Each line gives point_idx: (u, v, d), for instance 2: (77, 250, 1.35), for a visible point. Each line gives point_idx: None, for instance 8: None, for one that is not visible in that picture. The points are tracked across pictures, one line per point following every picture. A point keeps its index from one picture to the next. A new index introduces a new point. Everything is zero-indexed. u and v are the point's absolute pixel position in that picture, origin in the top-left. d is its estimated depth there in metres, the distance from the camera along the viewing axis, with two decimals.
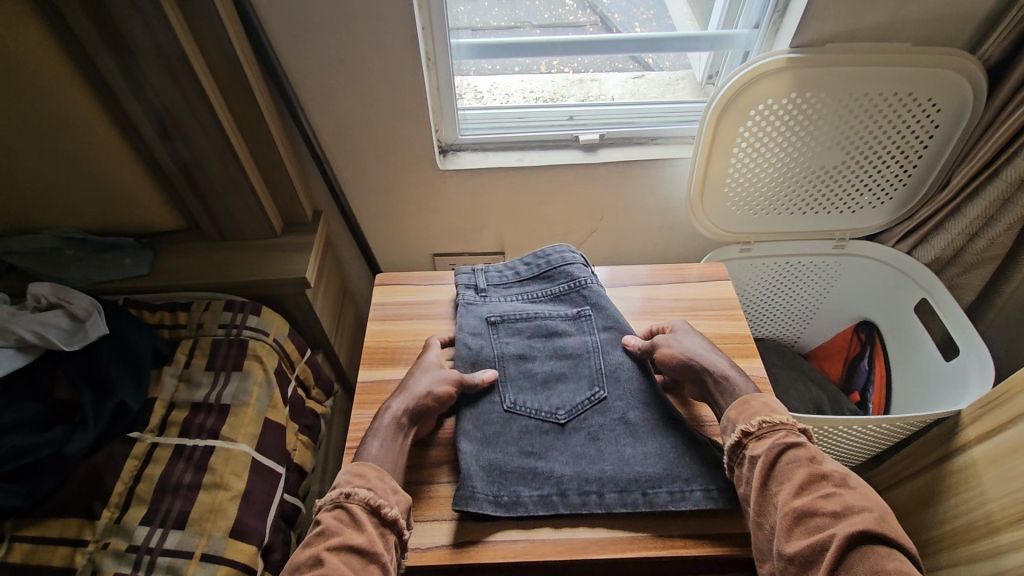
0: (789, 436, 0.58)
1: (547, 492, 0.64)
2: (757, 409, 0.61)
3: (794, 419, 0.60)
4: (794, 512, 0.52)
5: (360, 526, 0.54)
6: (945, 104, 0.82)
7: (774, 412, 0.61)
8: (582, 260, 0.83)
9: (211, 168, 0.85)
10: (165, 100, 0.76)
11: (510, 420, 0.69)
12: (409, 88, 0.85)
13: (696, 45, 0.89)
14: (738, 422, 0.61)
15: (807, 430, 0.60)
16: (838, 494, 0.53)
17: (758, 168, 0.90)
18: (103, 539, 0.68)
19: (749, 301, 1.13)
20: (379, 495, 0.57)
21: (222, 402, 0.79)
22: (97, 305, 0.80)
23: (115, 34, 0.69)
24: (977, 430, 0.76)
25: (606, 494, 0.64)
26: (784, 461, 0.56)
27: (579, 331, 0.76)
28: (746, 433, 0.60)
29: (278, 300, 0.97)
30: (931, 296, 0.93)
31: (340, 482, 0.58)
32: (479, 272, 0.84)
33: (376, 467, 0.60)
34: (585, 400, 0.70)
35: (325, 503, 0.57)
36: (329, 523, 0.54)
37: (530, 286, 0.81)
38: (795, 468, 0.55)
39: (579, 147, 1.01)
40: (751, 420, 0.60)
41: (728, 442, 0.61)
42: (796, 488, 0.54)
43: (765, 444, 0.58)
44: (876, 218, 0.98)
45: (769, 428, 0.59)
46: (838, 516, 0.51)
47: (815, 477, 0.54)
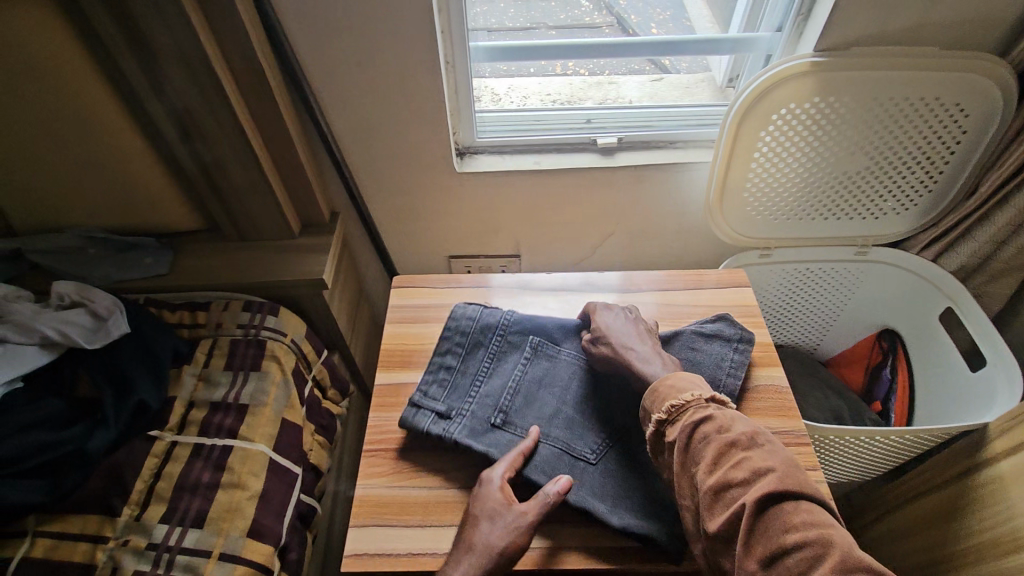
0: (695, 413, 0.57)
1: (654, 489, 0.64)
2: (665, 394, 0.61)
3: (699, 393, 0.59)
4: (709, 491, 0.51)
5: None
6: (973, 109, 0.80)
7: (680, 392, 0.60)
8: (479, 308, 0.79)
9: (232, 169, 0.86)
10: (187, 101, 0.77)
11: (580, 465, 0.66)
12: (428, 89, 0.85)
13: (716, 48, 0.89)
14: (653, 411, 0.61)
15: (715, 399, 0.59)
16: (746, 460, 0.52)
17: (778, 172, 0.89)
18: (123, 536, 0.68)
19: (768, 308, 1.12)
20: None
21: (240, 402, 0.80)
22: (119, 304, 0.81)
23: (139, 36, 0.70)
24: (1004, 443, 0.74)
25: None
26: (695, 440, 0.55)
27: (550, 359, 0.74)
28: (661, 421, 0.59)
29: (295, 301, 0.97)
30: (957, 306, 0.91)
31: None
32: (420, 401, 0.72)
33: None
34: (613, 409, 0.70)
35: None
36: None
37: (471, 366, 0.75)
38: (704, 445, 0.55)
39: (596, 151, 1.00)
40: (663, 407, 0.60)
41: (649, 434, 0.61)
42: (707, 466, 0.53)
43: (677, 428, 0.58)
44: (899, 223, 0.96)
45: (679, 411, 0.58)
46: (748, 482, 0.50)
47: (723, 449, 0.53)
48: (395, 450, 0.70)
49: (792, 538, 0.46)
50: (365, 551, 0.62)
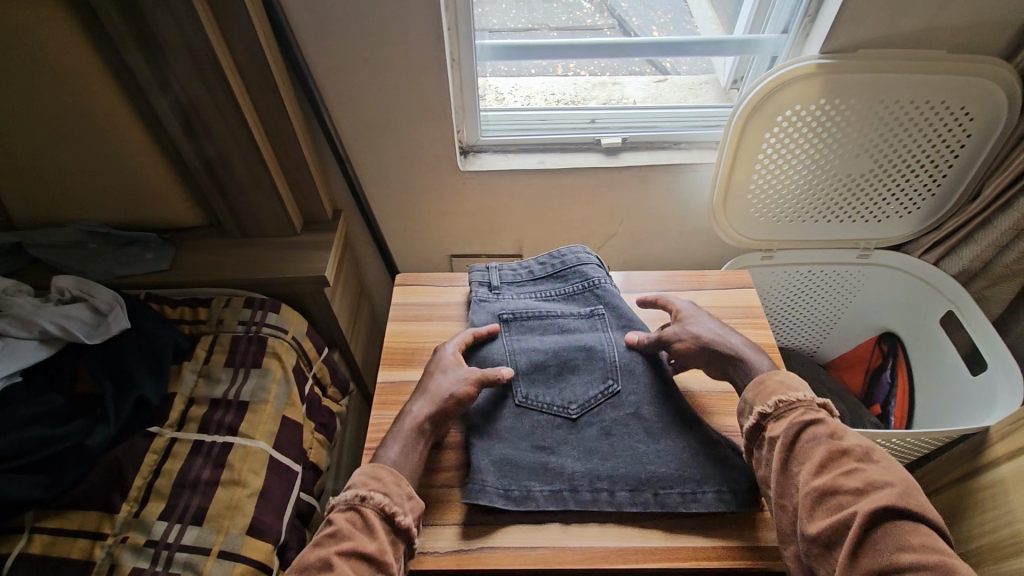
0: (806, 414, 0.57)
1: (558, 487, 0.64)
2: (773, 389, 0.61)
3: (812, 396, 0.59)
4: (815, 492, 0.51)
5: (372, 533, 0.53)
6: (978, 113, 0.80)
7: (791, 390, 0.60)
8: (596, 262, 0.81)
9: (235, 165, 0.86)
10: (191, 96, 0.77)
11: (522, 415, 0.68)
12: (433, 88, 0.85)
13: (721, 50, 0.88)
14: (756, 404, 0.61)
15: (826, 406, 0.59)
16: (860, 470, 0.52)
17: (783, 174, 0.89)
18: (122, 533, 0.68)
19: (769, 310, 1.12)
20: (394, 501, 0.56)
21: (241, 399, 0.80)
22: (120, 299, 0.81)
23: (146, 30, 0.70)
24: (1006, 447, 0.74)
25: (617, 492, 0.64)
26: (803, 440, 0.55)
27: (592, 327, 0.75)
28: (763, 414, 0.59)
29: (297, 298, 0.97)
30: (957, 308, 0.91)
31: (356, 483, 0.57)
32: (493, 270, 0.83)
33: (393, 470, 0.59)
34: (597, 394, 0.69)
35: (339, 503, 0.56)
36: (342, 525, 0.53)
37: (544, 285, 0.80)
38: (814, 447, 0.54)
39: (600, 151, 1.00)
40: (769, 401, 0.60)
41: (747, 425, 0.61)
42: (815, 467, 0.53)
43: (783, 425, 0.57)
44: (901, 227, 0.97)
45: (787, 408, 0.58)
46: (860, 492, 0.50)
47: (836, 454, 0.53)
48: None
49: (906, 556, 0.46)
50: None
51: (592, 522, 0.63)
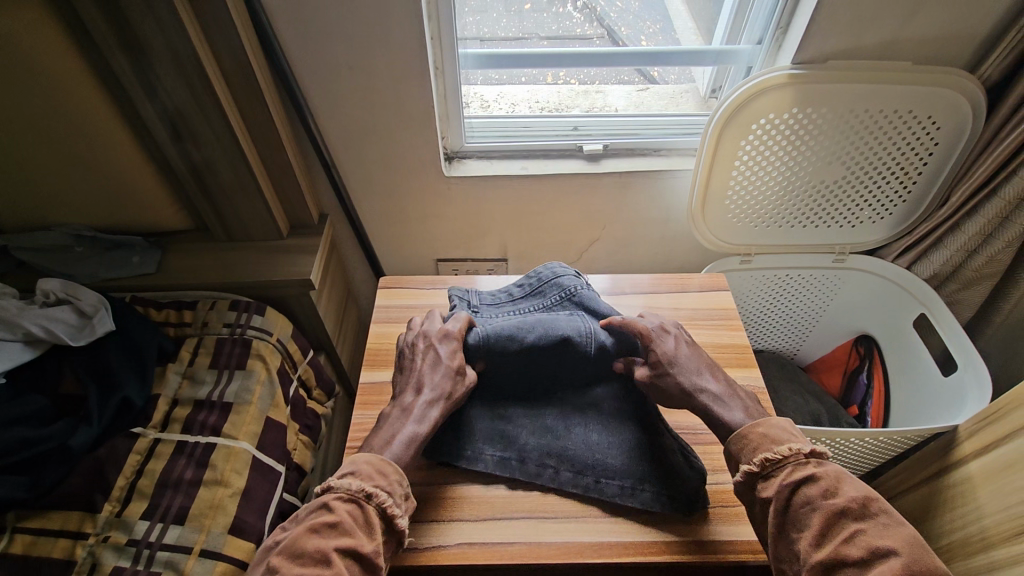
0: (796, 472, 0.54)
1: (509, 455, 0.67)
2: (758, 444, 0.57)
3: (799, 446, 0.55)
4: (819, 566, 0.49)
5: (371, 531, 0.52)
6: (944, 122, 0.83)
7: (776, 444, 0.56)
8: (572, 273, 0.79)
9: (221, 170, 0.87)
10: (178, 102, 0.78)
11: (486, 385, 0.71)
12: (419, 95, 0.87)
13: (700, 61, 0.91)
14: (743, 461, 0.57)
15: (815, 453, 0.55)
16: (860, 534, 0.49)
17: (759, 181, 0.91)
18: (104, 532, 0.68)
19: (748, 313, 1.14)
20: (395, 501, 0.54)
21: (225, 400, 0.80)
22: (105, 302, 0.81)
23: (133, 37, 0.71)
24: (973, 445, 0.76)
25: (562, 472, 0.66)
26: (796, 505, 0.52)
27: (571, 318, 0.70)
28: (751, 474, 0.56)
29: (284, 302, 0.98)
30: (929, 311, 0.94)
31: (361, 473, 0.54)
32: (472, 293, 0.81)
33: (397, 467, 0.57)
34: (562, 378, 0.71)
35: (342, 492, 0.53)
36: (344, 518, 0.51)
37: (523, 304, 0.78)
38: (809, 511, 0.52)
39: (582, 157, 1.03)
40: (754, 459, 0.56)
41: (737, 482, 0.57)
42: (814, 537, 0.50)
43: (774, 485, 0.54)
44: (875, 233, 0.99)
45: (774, 466, 0.55)
46: (865, 564, 0.48)
47: (832, 518, 0.50)
48: None
49: None
50: None
51: (570, 519, 0.64)
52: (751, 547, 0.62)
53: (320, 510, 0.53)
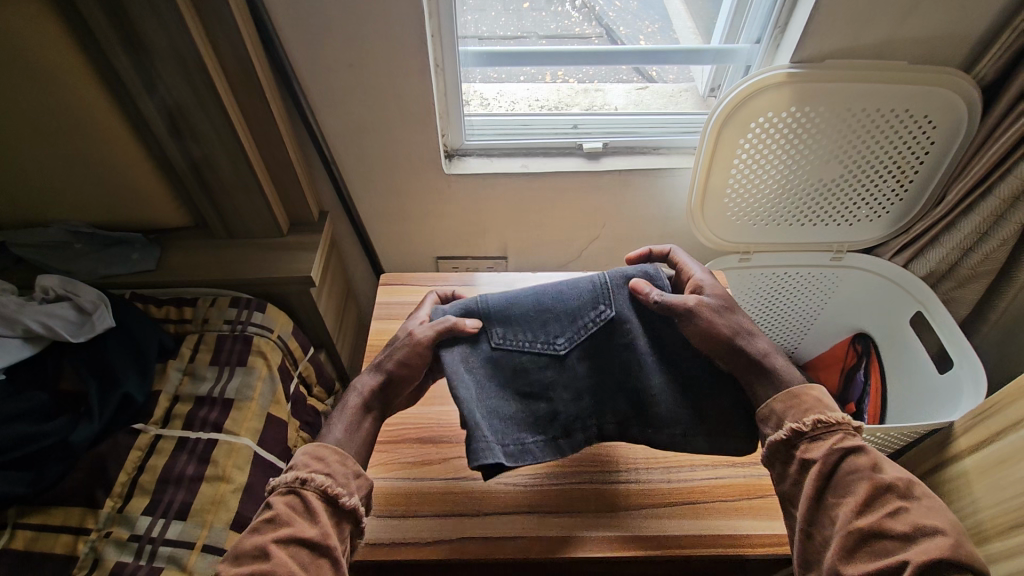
0: (847, 440, 0.55)
1: (552, 434, 0.63)
2: (810, 405, 0.57)
3: (849, 418, 0.57)
4: (859, 533, 0.50)
5: (314, 516, 0.52)
6: (941, 121, 0.84)
7: (829, 410, 0.57)
8: None
9: (221, 166, 0.87)
10: (179, 98, 0.78)
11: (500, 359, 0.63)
12: (419, 93, 0.87)
13: (698, 59, 0.92)
14: (789, 419, 0.58)
15: (860, 429, 0.57)
16: (904, 511, 0.51)
17: (758, 178, 0.92)
18: (105, 528, 0.68)
19: (746, 312, 1.15)
20: (337, 482, 0.54)
21: (226, 396, 0.80)
22: (105, 298, 0.81)
23: (135, 35, 0.71)
24: (969, 440, 0.77)
25: (605, 428, 0.64)
26: (843, 471, 0.53)
27: None
28: (798, 433, 0.56)
29: (283, 299, 0.98)
30: (926, 309, 0.95)
31: (296, 464, 0.55)
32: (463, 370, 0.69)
33: (337, 449, 0.57)
34: (587, 326, 0.64)
35: (279, 487, 0.54)
36: (281, 510, 0.52)
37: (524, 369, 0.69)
38: (856, 480, 0.53)
39: (582, 155, 1.03)
40: (804, 419, 0.57)
41: (776, 440, 0.58)
42: (858, 505, 0.51)
43: (821, 448, 0.55)
44: (872, 231, 1.00)
45: (824, 429, 0.56)
46: (907, 539, 0.49)
47: (878, 490, 0.52)
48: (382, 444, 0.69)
49: None
50: None
51: (573, 513, 0.65)
52: (750, 540, 0.63)
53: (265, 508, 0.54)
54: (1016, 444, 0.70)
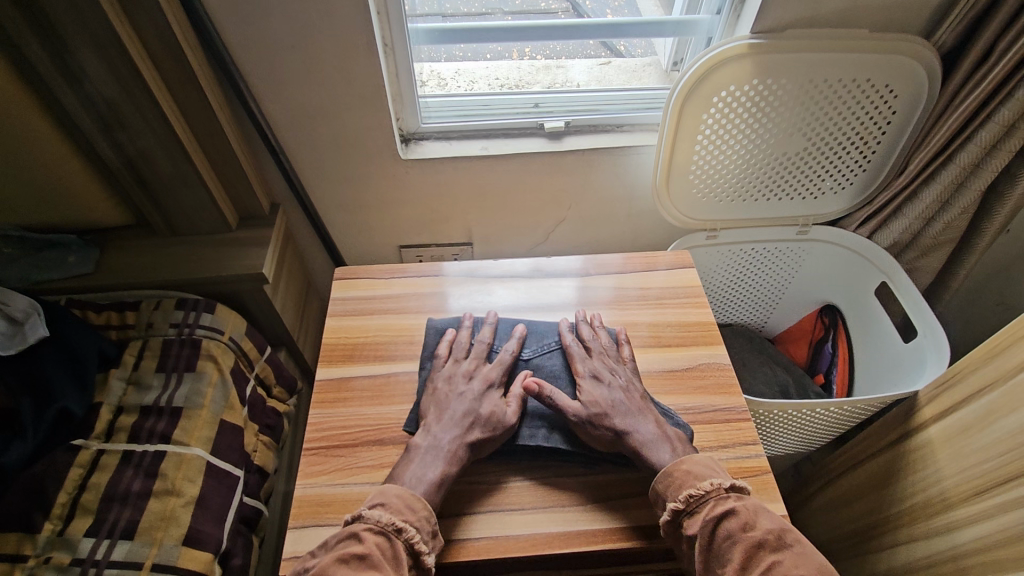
0: (716, 506, 0.55)
1: None
2: (682, 481, 0.58)
3: (719, 482, 0.57)
4: None
5: (399, 567, 0.52)
6: (901, 90, 0.83)
7: (699, 480, 0.57)
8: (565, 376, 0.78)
9: (158, 160, 0.82)
10: (102, 90, 0.72)
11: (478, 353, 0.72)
12: (368, 77, 0.83)
13: (660, 31, 0.89)
14: (669, 498, 0.57)
15: (734, 489, 0.57)
16: (776, 565, 0.50)
17: (722, 154, 0.90)
18: (45, 553, 0.64)
19: (716, 290, 1.13)
20: (423, 538, 0.54)
21: (174, 404, 0.76)
22: (37, 307, 0.76)
23: (46, 21, 0.65)
24: (933, 411, 0.78)
25: (554, 431, 0.65)
26: (718, 540, 0.53)
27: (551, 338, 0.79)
28: (677, 511, 0.56)
29: (235, 296, 0.93)
30: (890, 280, 0.95)
31: (392, 507, 0.55)
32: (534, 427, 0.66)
33: (427, 503, 0.57)
34: (553, 343, 0.74)
35: (371, 526, 0.53)
36: (374, 551, 0.51)
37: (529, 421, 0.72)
38: (730, 545, 0.52)
39: (544, 135, 0.99)
40: (679, 495, 0.57)
41: (662, 522, 0.57)
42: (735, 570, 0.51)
43: (698, 521, 0.55)
44: (837, 203, 0.99)
45: (697, 502, 0.56)
46: None
47: (752, 550, 0.52)
48: (339, 447, 0.66)
49: None
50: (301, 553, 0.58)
51: (542, 508, 0.62)
52: None
53: (347, 540, 0.53)
54: (979, 413, 0.70)
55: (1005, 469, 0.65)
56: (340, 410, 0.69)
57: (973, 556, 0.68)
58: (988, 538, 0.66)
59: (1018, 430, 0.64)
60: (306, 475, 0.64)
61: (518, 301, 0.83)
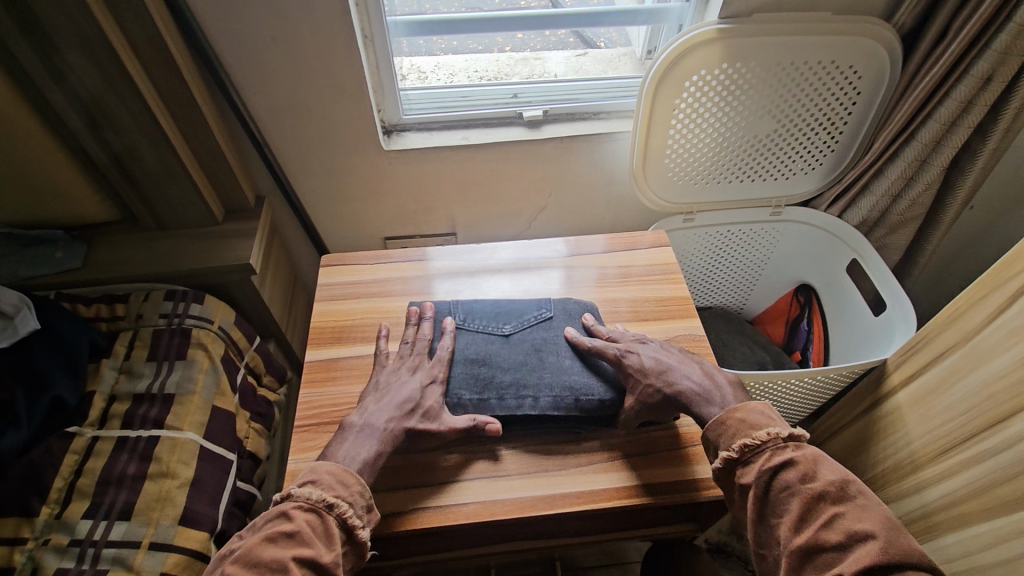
0: (774, 457, 0.54)
1: (486, 395, 0.67)
2: (736, 429, 0.57)
3: (776, 431, 0.55)
4: (798, 552, 0.49)
5: (332, 543, 0.51)
6: (866, 71, 0.86)
7: (754, 430, 0.56)
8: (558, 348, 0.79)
9: (145, 155, 0.83)
10: (88, 85, 0.74)
11: (459, 332, 0.73)
12: (349, 68, 0.84)
13: (633, 20, 0.91)
14: (722, 446, 0.57)
15: (794, 438, 0.55)
16: (838, 518, 0.49)
17: (696, 137, 0.93)
18: (43, 536, 0.66)
19: (695, 272, 1.16)
20: (357, 513, 0.54)
21: (166, 392, 0.78)
22: (27, 300, 0.75)
23: (32, 18, 0.66)
24: (901, 377, 0.81)
25: (541, 398, 0.66)
26: (775, 490, 0.53)
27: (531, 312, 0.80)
28: (730, 459, 0.56)
29: (223, 288, 0.94)
30: (861, 256, 0.99)
31: (321, 484, 0.54)
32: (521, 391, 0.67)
33: (360, 479, 0.56)
34: (532, 318, 0.75)
35: (301, 503, 0.53)
36: (304, 528, 0.51)
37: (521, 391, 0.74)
38: (787, 496, 0.52)
39: (523, 124, 1.01)
40: (733, 444, 0.56)
41: (714, 468, 0.58)
42: (792, 522, 0.51)
43: (753, 471, 0.54)
44: (808, 183, 1.02)
45: (752, 452, 0.55)
46: (843, 547, 0.48)
47: (811, 502, 0.51)
48: (328, 425, 0.68)
49: None
50: None
51: (527, 476, 0.64)
52: (702, 485, 0.64)
53: (278, 518, 0.52)
54: (942, 376, 0.73)
55: (968, 427, 0.69)
56: (329, 388, 0.71)
57: (941, 512, 0.72)
58: (954, 494, 0.70)
59: (978, 389, 0.67)
60: (298, 452, 0.66)
61: (500, 285, 0.85)
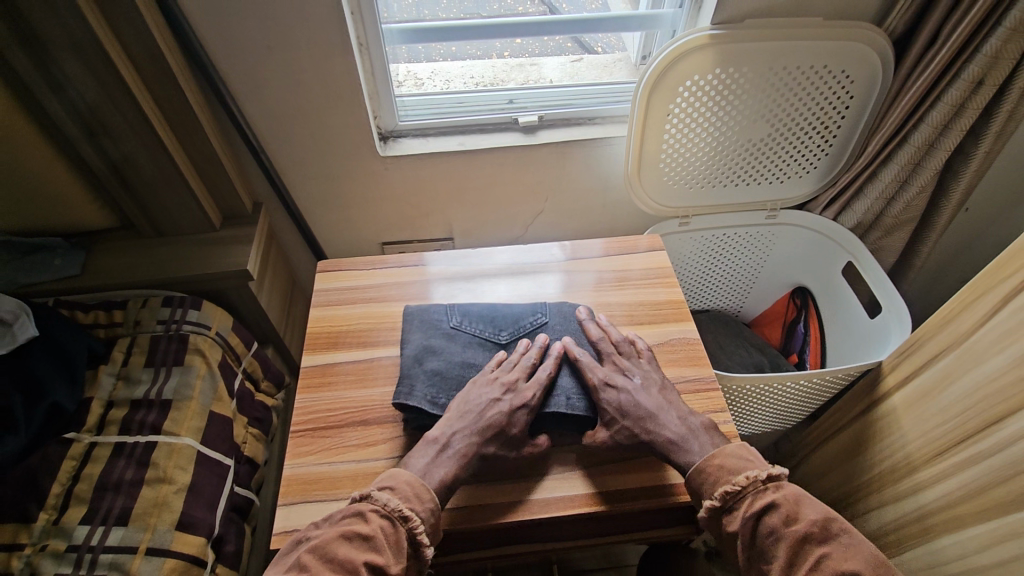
0: (756, 502, 0.55)
1: None
2: (717, 477, 0.58)
3: (754, 474, 0.57)
4: None
5: (399, 554, 0.53)
6: (858, 75, 0.87)
7: (732, 476, 0.58)
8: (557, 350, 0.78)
9: (143, 163, 0.84)
10: (85, 94, 0.74)
11: (456, 334, 0.73)
12: (344, 76, 0.85)
13: (627, 26, 0.92)
14: (704, 495, 0.58)
15: (772, 480, 0.57)
16: (825, 559, 0.52)
17: (690, 141, 0.93)
18: (41, 541, 0.66)
19: (690, 275, 1.16)
20: (427, 529, 0.55)
21: (163, 398, 0.78)
22: (24, 307, 0.77)
23: (29, 29, 0.67)
24: (895, 379, 0.81)
25: None
26: (762, 535, 0.54)
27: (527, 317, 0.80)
28: (713, 509, 0.57)
29: (221, 294, 0.95)
30: (855, 259, 0.99)
31: (401, 492, 0.56)
32: None
33: (435, 494, 0.57)
34: (528, 323, 0.74)
35: (381, 509, 0.55)
36: (376, 535, 0.53)
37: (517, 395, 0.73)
38: (774, 540, 0.53)
39: (518, 129, 1.02)
40: (715, 492, 0.57)
41: (700, 518, 0.59)
42: (782, 569, 0.52)
43: (737, 519, 0.56)
44: (802, 186, 1.03)
45: (734, 499, 0.56)
46: None
47: (798, 545, 0.53)
48: (323, 430, 0.68)
49: None
50: (290, 528, 0.61)
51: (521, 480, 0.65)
52: None
53: (356, 516, 0.55)
54: (935, 378, 0.74)
55: (961, 429, 0.69)
56: (325, 393, 0.72)
57: (935, 515, 0.72)
58: (948, 497, 0.70)
59: (971, 391, 0.68)
60: (294, 457, 0.66)
61: (497, 289, 0.85)
